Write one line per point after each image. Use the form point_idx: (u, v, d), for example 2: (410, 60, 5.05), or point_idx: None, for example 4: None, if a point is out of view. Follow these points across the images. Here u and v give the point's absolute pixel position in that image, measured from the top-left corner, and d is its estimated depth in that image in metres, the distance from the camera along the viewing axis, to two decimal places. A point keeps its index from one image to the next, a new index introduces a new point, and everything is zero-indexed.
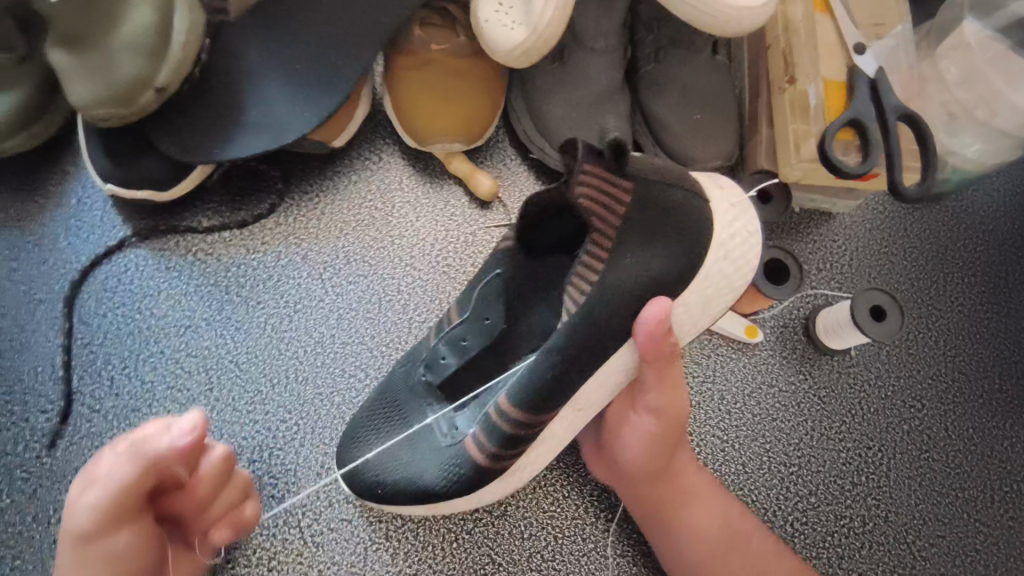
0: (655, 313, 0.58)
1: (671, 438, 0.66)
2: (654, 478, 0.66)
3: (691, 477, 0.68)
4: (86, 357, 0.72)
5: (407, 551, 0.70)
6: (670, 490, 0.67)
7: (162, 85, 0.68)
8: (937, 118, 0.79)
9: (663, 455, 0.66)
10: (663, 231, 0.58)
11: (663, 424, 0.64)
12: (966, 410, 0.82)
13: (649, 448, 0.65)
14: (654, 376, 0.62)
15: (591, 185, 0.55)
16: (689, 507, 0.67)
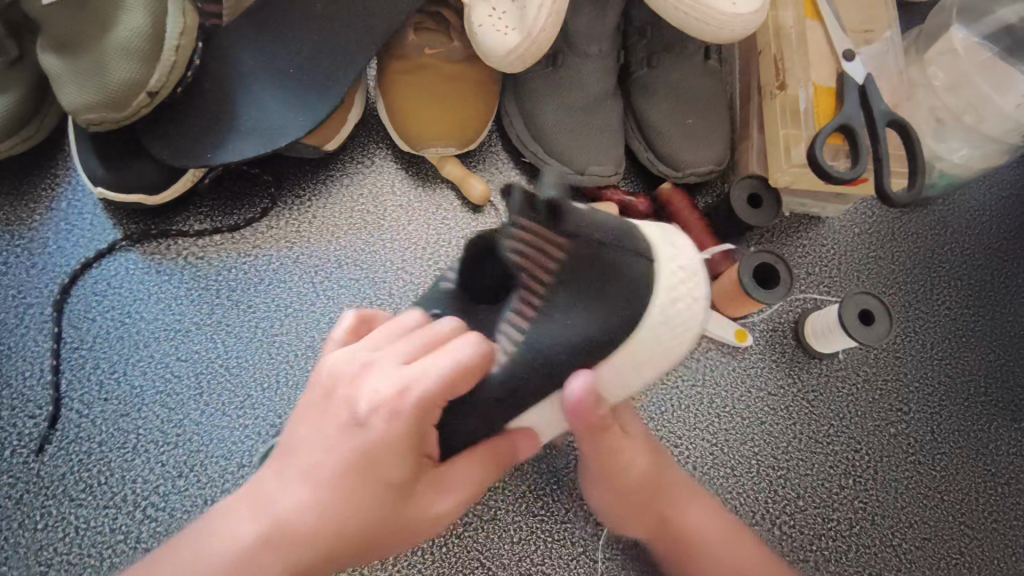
0: (577, 387, 0.56)
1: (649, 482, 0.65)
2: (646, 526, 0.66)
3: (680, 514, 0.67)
4: (75, 361, 0.72)
5: (397, 556, 0.70)
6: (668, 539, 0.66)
7: (155, 89, 0.67)
8: (925, 125, 0.80)
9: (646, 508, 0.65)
10: (594, 284, 0.59)
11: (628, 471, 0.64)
12: (951, 413, 0.83)
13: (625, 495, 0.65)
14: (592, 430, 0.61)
15: (524, 241, 0.56)
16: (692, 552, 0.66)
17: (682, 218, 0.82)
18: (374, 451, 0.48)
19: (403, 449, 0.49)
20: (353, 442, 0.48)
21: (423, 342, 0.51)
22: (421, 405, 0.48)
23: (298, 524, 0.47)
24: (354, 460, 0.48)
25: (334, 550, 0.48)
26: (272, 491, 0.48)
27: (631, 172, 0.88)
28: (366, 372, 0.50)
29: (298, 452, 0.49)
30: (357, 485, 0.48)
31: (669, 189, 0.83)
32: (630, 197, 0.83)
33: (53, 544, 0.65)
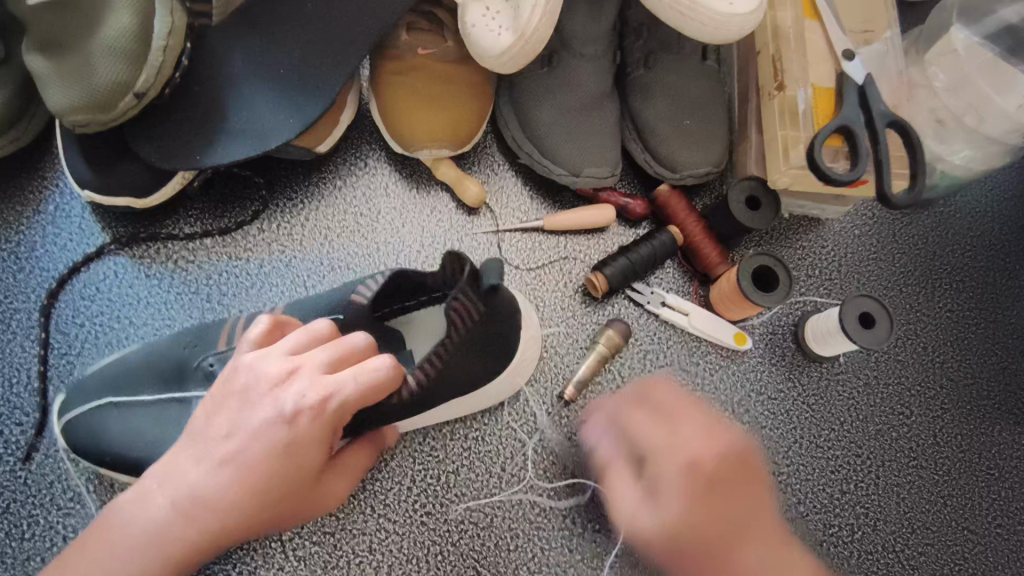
0: (593, 434, 0.74)
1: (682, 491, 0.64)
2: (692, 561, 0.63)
3: (762, 524, 0.64)
4: (63, 367, 0.70)
5: (391, 564, 0.69)
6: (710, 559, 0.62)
7: (141, 91, 0.66)
8: (925, 125, 0.79)
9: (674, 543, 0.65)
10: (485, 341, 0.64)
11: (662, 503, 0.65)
12: (953, 416, 0.82)
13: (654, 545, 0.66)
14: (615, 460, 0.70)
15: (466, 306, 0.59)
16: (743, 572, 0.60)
17: (680, 221, 0.81)
18: (282, 450, 0.51)
19: (309, 445, 0.52)
20: (261, 439, 0.51)
21: (341, 351, 0.54)
22: (326, 413, 0.51)
23: (209, 500, 0.51)
24: (258, 459, 0.51)
25: (237, 526, 0.52)
26: (181, 469, 0.52)
27: (629, 174, 0.87)
28: (279, 379, 0.52)
29: (212, 433, 0.52)
30: (263, 472, 0.51)
31: (667, 191, 0.81)
32: (627, 198, 0.83)
33: (39, 554, 0.64)
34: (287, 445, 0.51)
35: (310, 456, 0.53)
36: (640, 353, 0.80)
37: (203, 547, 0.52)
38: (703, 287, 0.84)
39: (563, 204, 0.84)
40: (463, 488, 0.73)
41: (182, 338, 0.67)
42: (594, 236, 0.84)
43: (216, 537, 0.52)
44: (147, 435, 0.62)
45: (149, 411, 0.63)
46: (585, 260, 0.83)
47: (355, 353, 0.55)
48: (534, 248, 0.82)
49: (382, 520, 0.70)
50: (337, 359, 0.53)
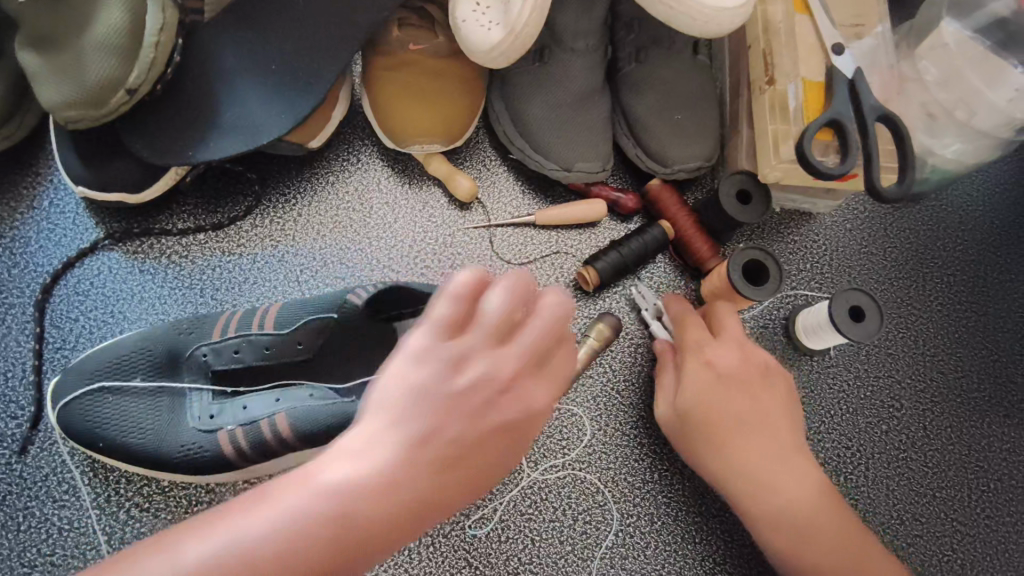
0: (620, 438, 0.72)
1: (710, 377, 0.70)
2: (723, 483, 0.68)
3: (781, 419, 0.70)
4: (57, 361, 0.71)
5: (383, 555, 0.70)
6: (728, 460, 0.67)
7: (133, 87, 0.66)
8: (917, 119, 0.79)
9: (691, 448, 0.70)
10: None
11: (693, 382, 0.70)
12: (944, 409, 0.83)
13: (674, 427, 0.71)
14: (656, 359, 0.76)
15: None
16: (771, 486, 0.66)
17: (671, 216, 0.81)
18: (416, 484, 0.40)
19: (472, 473, 0.42)
20: (397, 469, 0.40)
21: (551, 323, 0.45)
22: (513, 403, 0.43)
23: (275, 547, 0.37)
24: (450, 468, 0.41)
25: (331, 571, 0.37)
26: (265, 503, 0.38)
27: (621, 168, 0.88)
28: (431, 369, 0.42)
29: (323, 464, 0.40)
30: (379, 509, 0.39)
31: (659, 185, 0.82)
32: (618, 193, 0.83)
33: (35, 545, 0.65)
34: (467, 421, 0.42)
35: (496, 469, 0.44)
36: (630, 347, 0.81)
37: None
38: (694, 281, 0.84)
39: (554, 198, 0.85)
40: None
41: (176, 326, 0.67)
42: (586, 231, 0.84)
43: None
44: (142, 423, 0.63)
45: (144, 399, 0.64)
46: (576, 254, 0.83)
47: (528, 290, 0.46)
48: (525, 243, 0.83)
49: None
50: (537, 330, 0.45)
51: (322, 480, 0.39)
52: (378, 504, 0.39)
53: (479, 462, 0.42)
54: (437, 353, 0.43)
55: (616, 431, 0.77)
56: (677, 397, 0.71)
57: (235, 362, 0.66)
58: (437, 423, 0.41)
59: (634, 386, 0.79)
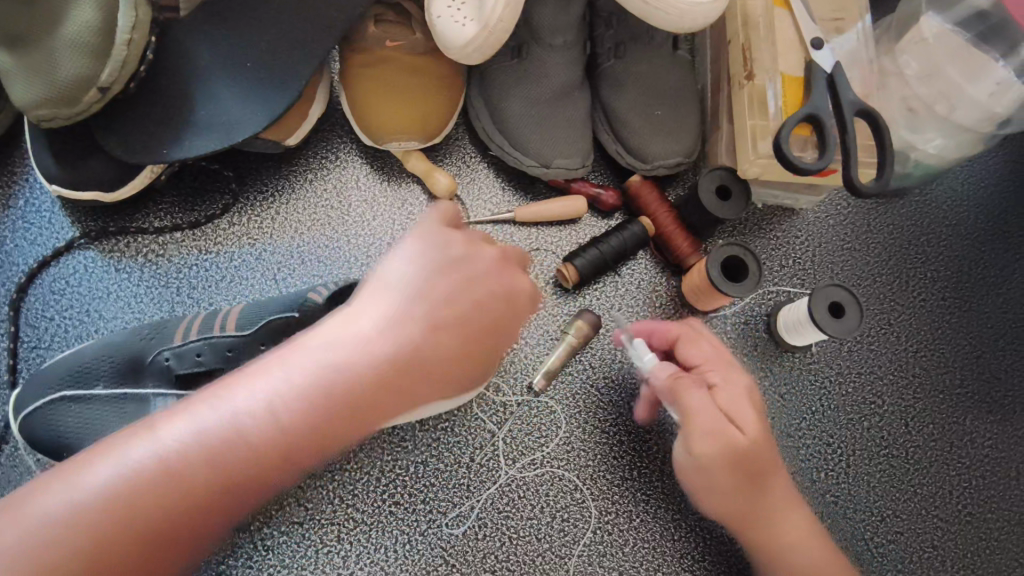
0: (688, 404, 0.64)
1: (752, 404, 0.66)
2: (741, 511, 0.65)
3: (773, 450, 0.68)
4: (33, 360, 0.71)
5: (359, 554, 0.70)
6: (761, 488, 0.64)
7: (105, 85, 0.66)
8: (897, 114, 0.78)
9: (733, 476, 0.63)
10: None
11: (741, 408, 0.65)
12: (927, 405, 0.82)
13: (721, 454, 0.63)
14: (689, 382, 0.65)
15: None
16: (790, 512, 0.66)
17: (652, 212, 0.81)
18: (359, 403, 0.49)
19: (406, 406, 0.52)
20: (347, 389, 0.49)
21: (518, 293, 0.58)
22: (473, 355, 0.54)
23: (231, 436, 0.46)
24: (386, 395, 0.50)
25: (271, 462, 0.47)
26: (236, 392, 0.48)
27: (602, 164, 0.87)
28: (413, 324, 0.52)
29: (287, 366, 0.49)
30: (302, 417, 0.47)
31: (639, 182, 0.82)
32: (599, 189, 0.83)
33: None
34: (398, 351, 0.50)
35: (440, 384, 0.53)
36: (610, 344, 0.80)
37: (198, 506, 0.45)
38: (675, 277, 0.84)
39: (535, 195, 0.85)
40: (432, 478, 0.73)
41: (138, 331, 0.68)
42: (566, 227, 0.84)
43: (214, 488, 0.45)
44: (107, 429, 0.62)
45: (106, 405, 0.63)
46: (556, 251, 0.83)
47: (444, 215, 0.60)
48: (505, 240, 0.82)
49: (351, 510, 0.71)
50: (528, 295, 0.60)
51: (240, 406, 0.47)
52: (301, 421, 0.47)
53: (390, 387, 0.50)
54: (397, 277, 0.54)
55: (595, 428, 0.77)
56: (735, 424, 0.63)
57: (197, 366, 0.65)
58: (384, 355, 0.50)
59: (613, 381, 0.79)
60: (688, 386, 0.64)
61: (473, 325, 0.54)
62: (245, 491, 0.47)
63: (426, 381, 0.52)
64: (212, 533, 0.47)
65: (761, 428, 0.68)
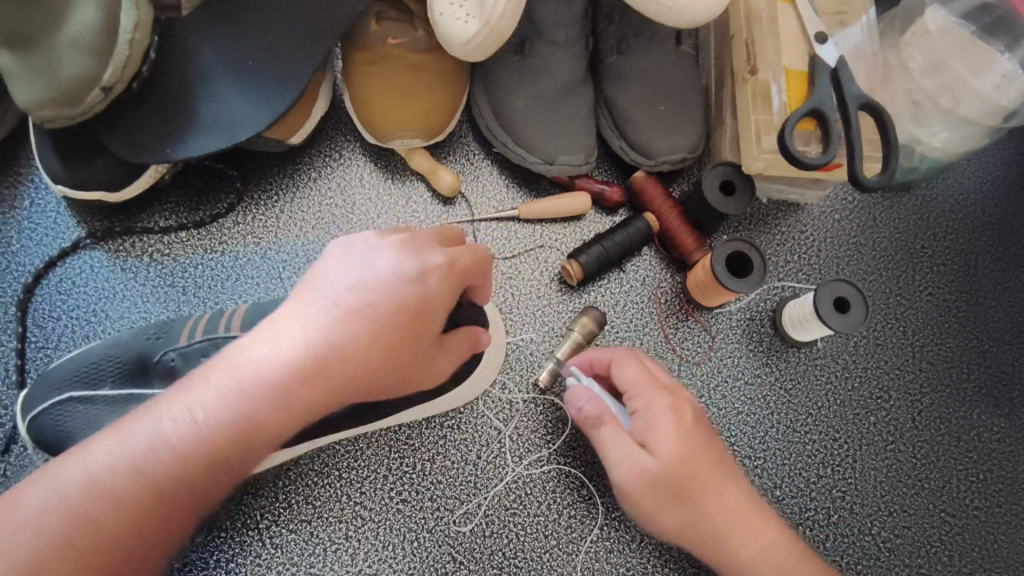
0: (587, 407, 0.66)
1: (675, 426, 0.64)
2: (692, 530, 0.63)
3: (712, 460, 0.64)
4: (40, 360, 0.71)
5: (367, 551, 0.70)
6: (700, 509, 0.63)
7: (108, 84, 0.66)
8: (901, 109, 0.78)
9: (664, 504, 0.63)
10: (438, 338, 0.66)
11: (655, 433, 0.63)
12: (933, 400, 0.82)
13: (645, 486, 0.62)
14: (605, 417, 0.64)
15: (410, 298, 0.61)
16: (746, 524, 0.64)
17: (656, 208, 0.81)
18: (304, 397, 0.51)
19: (357, 395, 0.54)
20: (285, 387, 0.50)
21: (457, 274, 0.59)
22: (419, 338, 0.57)
23: (170, 452, 0.48)
24: (330, 385, 0.52)
25: (221, 466, 0.49)
26: (185, 399, 0.50)
27: (606, 160, 0.87)
28: (350, 318, 0.53)
29: (224, 379, 0.50)
30: (243, 423, 0.49)
31: (643, 177, 0.81)
32: (603, 185, 0.82)
33: None
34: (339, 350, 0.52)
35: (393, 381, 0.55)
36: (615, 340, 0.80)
37: (158, 506, 0.47)
38: (680, 273, 0.84)
39: (539, 192, 0.85)
40: (438, 475, 0.73)
41: (143, 331, 0.68)
42: (571, 224, 0.84)
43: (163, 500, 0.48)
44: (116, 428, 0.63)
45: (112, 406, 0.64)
46: (561, 248, 0.83)
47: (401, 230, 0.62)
48: (509, 237, 0.82)
49: (358, 507, 0.71)
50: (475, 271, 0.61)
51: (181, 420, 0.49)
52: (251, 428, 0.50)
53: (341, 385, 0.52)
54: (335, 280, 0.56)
55: None
56: (649, 453, 0.62)
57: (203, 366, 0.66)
58: (325, 358, 0.51)
59: None
60: (599, 422, 0.65)
61: (420, 310, 0.56)
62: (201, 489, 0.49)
63: (373, 378, 0.54)
64: (178, 527, 0.49)
65: (713, 442, 0.66)
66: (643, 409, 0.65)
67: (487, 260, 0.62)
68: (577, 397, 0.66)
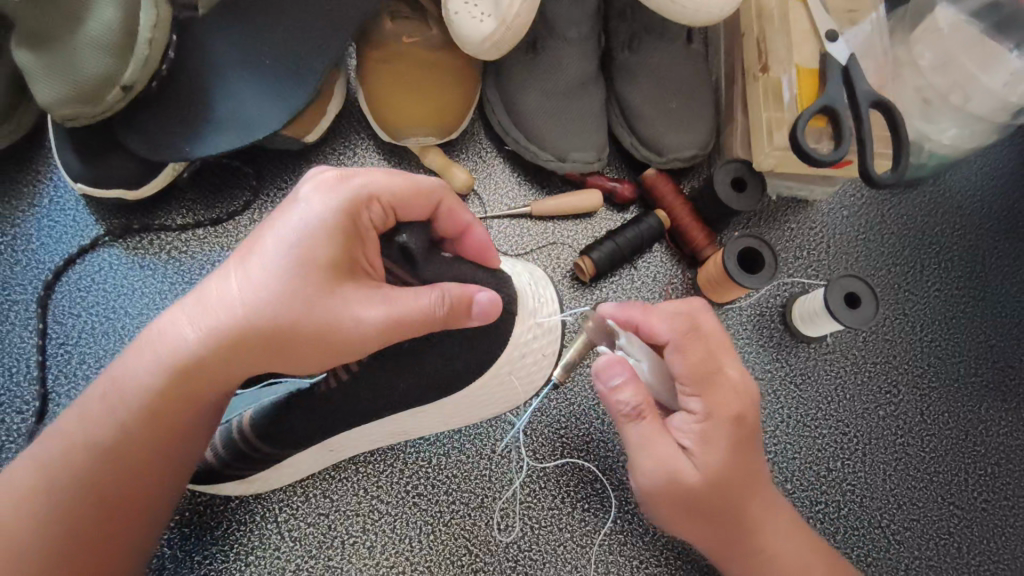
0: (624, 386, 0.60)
1: (729, 438, 0.59)
2: (712, 533, 0.63)
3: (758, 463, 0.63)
4: (61, 356, 0.72)
5: (384, 544, 0.71)
6: (730, 519, 0.62)
7: (128, 83, 0.67)
8: (911, 105, 0.79)
9: (693, 513, 0.61)
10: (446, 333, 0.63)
11: (702, 444, 0.59)
12: (941, 394, 0.83)
13: (677, 494, 0.60)
14: (644, 409, 0.60)
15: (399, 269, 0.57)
16: (768, 532, 0.64)
17: (668, 204, 0.81)
18: (208, 348, 0.52)
19: (259, 339, 0.52)
20: (190, 336, 0.53)
21: (353, 199, 0.54)
22: (309, 268, 0.51)
23: (121, 408, 0.53)
24: (229, 334, 0.52)
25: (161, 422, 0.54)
26: (139, 357, 0.54)
27: (617, 157, 0.88)
28: (247, 261, 0.53)
29: (169, 335, 0.54)
30: (175, 379, 0.53)
31: (654, 174, 0.82)
32: (614, 182, 0.83)
33: None
34: (252, 311, 0.52)
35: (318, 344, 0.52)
36: None
37: (120, 462, 0.53)
38: (691, 269, 0.84)
39: (551, 189, 0.85)
40: (454, 469, 0.74)
41: None
42: (582, 221, 0.84)
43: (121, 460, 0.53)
44: None
45: None
46: (573, 244, 0.83)
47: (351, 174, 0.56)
48: (522, 234, 0.83)
49: (375, 501, 0.72)
50: (393, 198, 0.55)
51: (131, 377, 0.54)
52: (184, 387, 0.53)
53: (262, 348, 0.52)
54: (270, 236, 0.53)
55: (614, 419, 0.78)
56: (689, 462, 0.59)
57: None
58: (216, 303, 0.53)
59: None
60: (638, 415, 0.60)
61: (319, 240, 0.52)
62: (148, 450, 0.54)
63: (268, 317, 0.52)
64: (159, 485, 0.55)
65: (761, 450, 0.63)
66: (700, 416, 0.59)
67: (416, 186, 0.56)
68: (614, 373, 0.60)
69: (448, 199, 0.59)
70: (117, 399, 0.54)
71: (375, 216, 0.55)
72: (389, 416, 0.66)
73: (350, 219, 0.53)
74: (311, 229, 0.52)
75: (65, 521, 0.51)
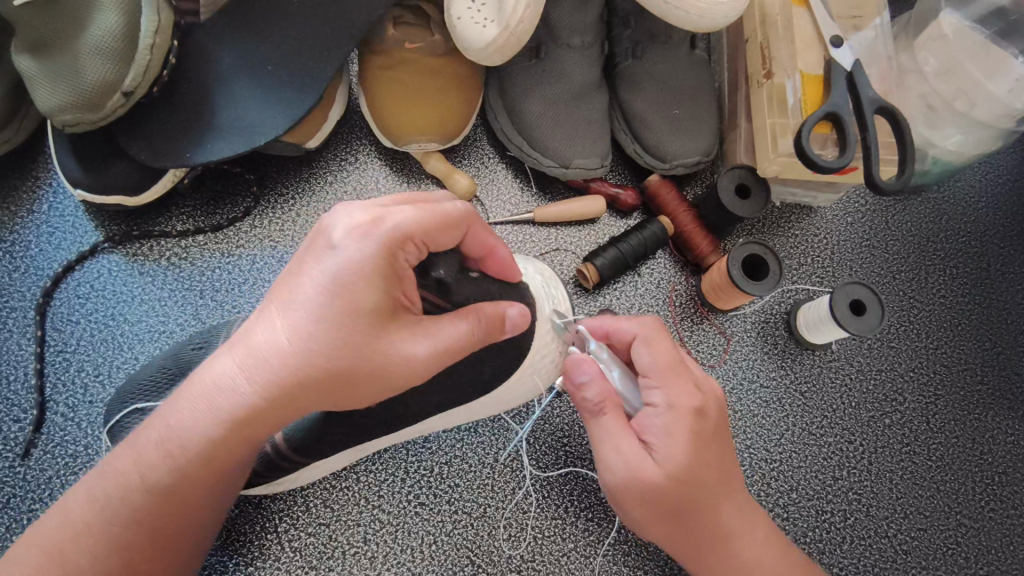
0: (586, 382, 0.59)
1: (690, 432, 0.57)
2: (676, 539, 0.61)
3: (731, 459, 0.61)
4: (60, 364, 0.71)
5: (386, 554, 0.70)
6: (694, 521, 0.59)
7: (129, 89, 0.66)
8: (916, 112, 0.78)
9: (659, 515, 0.59)
10: None
11: (663, 437, 0.57)
12: (947, 402, 0.82)
13: (637, 491, 0.58)
14: (607, 405, 0.59)
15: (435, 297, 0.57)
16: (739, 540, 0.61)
17: (671, 212, 0.81)
18: (256, 400, 0.51)
19: (310, 385, 0.51)
20: (242, 385, 0.52)
21: (387, 241, 0.51)
22: (355, 317, 0.50)
23: (172, 455, 0.53)
24: (276, 384, 0.51)
25: (217, 462, 0.53)
26: (188, 403, 0.53)
27: (620, 164, 0.87)
28: (289, 306, 0.51)
29: (217, 382, 0.53)
30: (222, 427, 0.52)
31: (657, 180, 0.82)
32: (617, 189, 0.83)
33: None
34: (292, 357, 0.50)
35: (369, 387, 0.51)
36: None
37: (176, 503, 0.53)
38: (695, 276, 0.84)
39: (554, 195, 0.85)
40: (456, 478, 0.73)
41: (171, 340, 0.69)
42: (585, 228, 0.84)
43: (161, 492, 0.53)
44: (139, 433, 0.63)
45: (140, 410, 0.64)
46: (576, 251, 0.83)
47: (382, 213, 0.52)
48: (525, 240, 0.83)
49: (376, 511, 0.71)
50: (425, 235, 0.53)
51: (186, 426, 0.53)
52: (240, 432, 0.53)
53: (314, 396, 0.51)
54: (304, 282, 0.51)
55: None
56: (651, 457, 0.57)
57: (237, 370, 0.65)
58: (263, 351, 0.51)
59: None
60: (600, 409, 0.59)
61: (357, 287, 0.50)
62: (201, 487, 0.54)
63: (316, 364, 0.50)
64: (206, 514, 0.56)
65: (727, 453, 0.61)
66: (662, 407, 0.58)
67: (445, 221, 0.53)
68: (581, 370, 0.59)
69: (479, 218, 0.56)
70: (170, 442, 0.53)
71: (411, 256, 0.53)
72: (399, 428, 0.66)
73: (388, 263, 0.51)
74: (347, 276, 0.50)
75: (119, 554, 0.52)
